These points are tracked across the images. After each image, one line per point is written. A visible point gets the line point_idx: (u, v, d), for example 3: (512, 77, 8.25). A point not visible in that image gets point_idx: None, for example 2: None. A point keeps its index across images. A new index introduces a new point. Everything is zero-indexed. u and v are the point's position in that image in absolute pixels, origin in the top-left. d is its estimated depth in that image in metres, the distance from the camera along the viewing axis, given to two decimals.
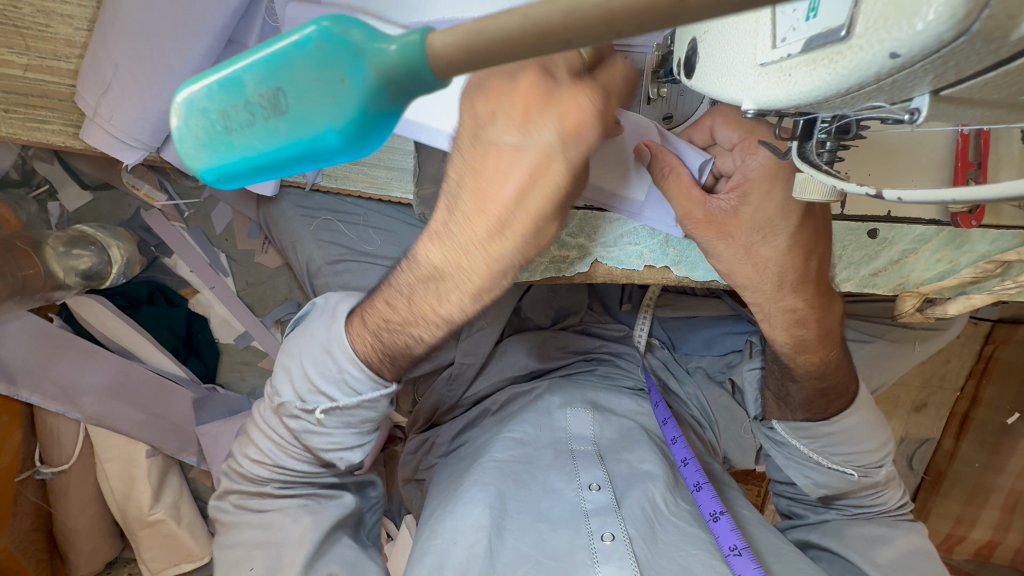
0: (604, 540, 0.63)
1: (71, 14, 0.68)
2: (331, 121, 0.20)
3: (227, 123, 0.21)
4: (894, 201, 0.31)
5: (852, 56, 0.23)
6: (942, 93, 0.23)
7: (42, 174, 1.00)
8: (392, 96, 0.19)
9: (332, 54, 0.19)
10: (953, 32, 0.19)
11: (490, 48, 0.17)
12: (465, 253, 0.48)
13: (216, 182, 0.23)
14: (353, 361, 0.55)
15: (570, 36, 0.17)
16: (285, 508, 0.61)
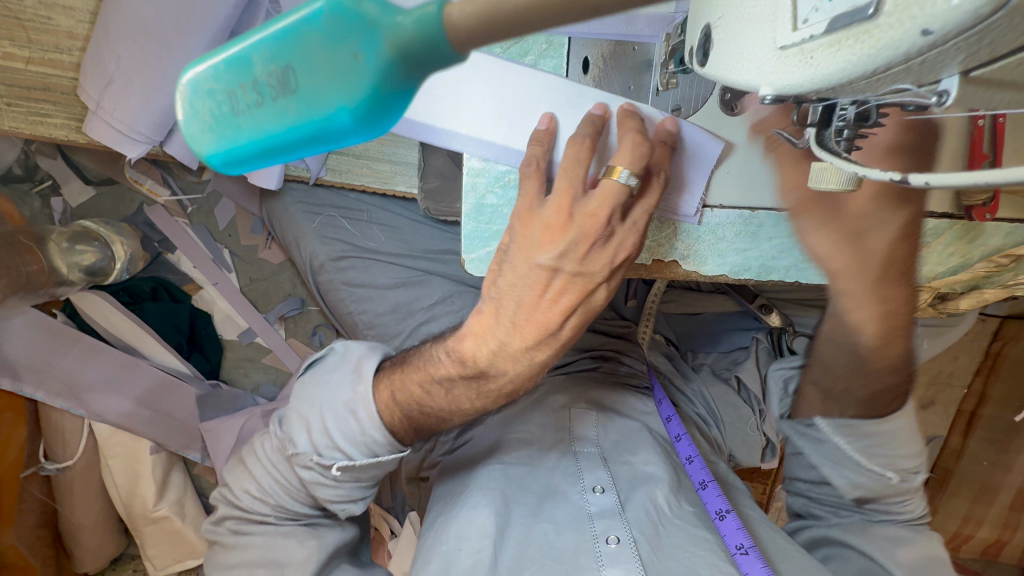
0: (609, 543, 0.63)
1: (73, 7, 0.67)
2: (341, 98, 0.19)
3: (235, 105, 0.20)
4: (919, 185, 0.30)
5: (880, 35, 0.22)
6: (971, 74, 0.23)
7: (45, 169, 1.00)
8: (408, 73, 0.19)
9: (345, 29, 0.18)
10: (989, 6, 0.19)
11: (510, 12, 0.17)
12: (501, 352, 0.54)
13: (221, 168, 0.22)
14: (375, 426, 0.59)
15: (594, 4, 0.17)
16: (286, 530, 0.65)
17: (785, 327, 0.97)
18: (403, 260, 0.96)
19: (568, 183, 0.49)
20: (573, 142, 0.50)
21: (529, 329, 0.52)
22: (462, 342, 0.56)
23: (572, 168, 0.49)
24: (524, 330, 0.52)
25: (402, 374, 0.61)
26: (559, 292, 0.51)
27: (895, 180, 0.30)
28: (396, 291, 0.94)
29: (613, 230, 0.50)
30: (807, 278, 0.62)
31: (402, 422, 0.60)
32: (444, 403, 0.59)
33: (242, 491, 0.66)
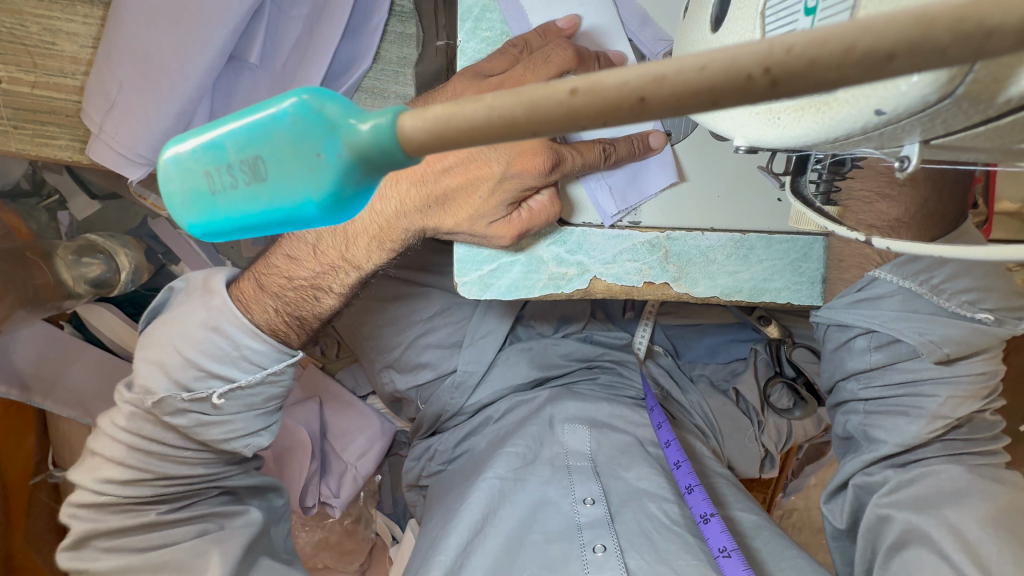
0: (596, 551, 0.65)
1: (76, 32, 0.70)
2: (308, 190, 0.19)
3: (212, 185, 0.20)
4: (882, 249, 0.34)
5: (838, 108, 0.22)
6: (931, 142, 0.23)
7: (52, 184, 1.01)
8: (366, 174, 0.19)
9: (308, 130, 0.19)
10: (936, 94, 0.19)
11: (456, 133, 0.17)
12: (384, 198, 0.59)
13: (201, 237, 0.23)
14: (252, 335, 0.62)
15: (535, 128, 0.17)
16: (180, 542, 0.63)
17: (783, 338, 0.95)
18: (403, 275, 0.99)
19: (522, 71, 0.56)
20: (557, 48, 0.54)
21: (410, 178, 0.58)
22: None
23: (536, 66, 0.55)
24: (407, 189, 0.58)
25: (279, 244, 0.65)
26: (455, 160, 0.56)
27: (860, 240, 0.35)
28: (396, 304, 0.98)
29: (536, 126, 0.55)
30: (799, 298, 0.62)
31: (270, 303, 0.64)
32: (312, 274, 0.64)
33: (109, 493, 0.63)
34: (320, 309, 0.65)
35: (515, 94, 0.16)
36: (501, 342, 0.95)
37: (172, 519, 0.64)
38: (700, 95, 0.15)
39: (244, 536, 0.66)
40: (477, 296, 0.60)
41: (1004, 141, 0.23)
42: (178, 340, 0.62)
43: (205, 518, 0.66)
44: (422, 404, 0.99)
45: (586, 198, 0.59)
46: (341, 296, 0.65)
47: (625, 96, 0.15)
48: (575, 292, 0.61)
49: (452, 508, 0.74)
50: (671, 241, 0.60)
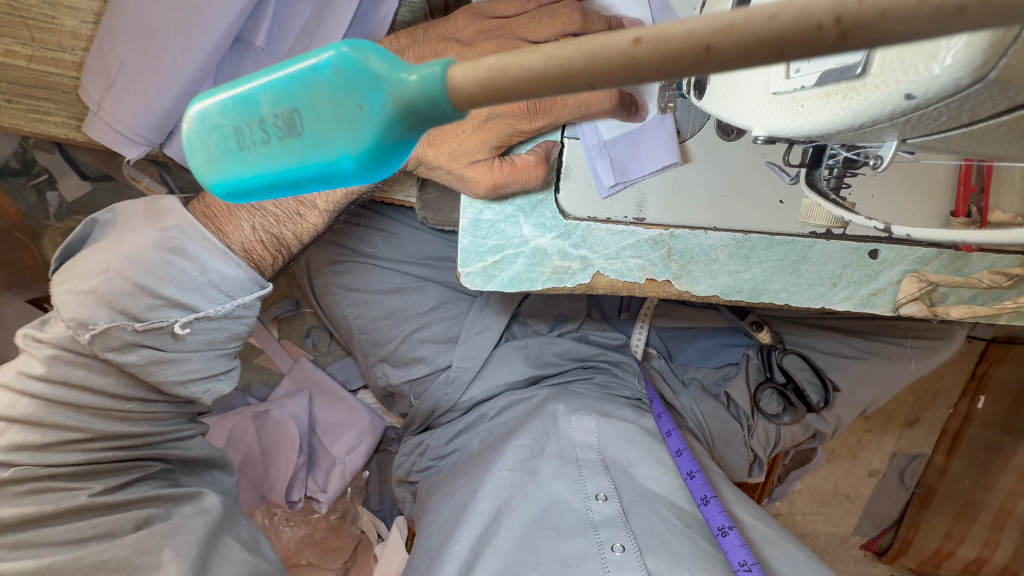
0: (615, 551, 0.63)
1: (77, 6, 0.68)
2: (347, 144, 0.19)
3: (241, 140, 0.20)
4: (903, 235, 0.45)
5: (867, 93, 0.23)
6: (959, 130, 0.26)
7: (42, 163, 0.98)
8: (410, 128, 0.19)
9: (351, 80, 0.18)
10: (968, 78, 0.20)
11: (512, 84, 0.17)
12: None
13: (224, 197, 0.22)
14: (222, 258, 0.61)
15: (593, 81, 0.17)
16: (125, 540, 0.60)
17: (776, 344, 0.98)
18: (401, 266, 0.98)
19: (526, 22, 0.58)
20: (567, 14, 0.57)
21: None
22: None
23: (542, 21, 0.58)
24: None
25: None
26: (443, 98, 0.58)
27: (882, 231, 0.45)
28: (391, 296, 0.96)
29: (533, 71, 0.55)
30: (795, 299, 0.63)
31: (245, 220, 0.63)
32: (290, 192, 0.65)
33: (21, 464, 0.59)
34: (300, 229, 0.67)
35: (573, 44, 0.16)
36: (498, 338, 0.95)
37: (107, 504, 0.62)
38: (770, 45, 0.16)
39: (199, 524, 0.64)
40: (480, 287, 0.60)
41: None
42: (124, 265, 0.57)
43: (153, 503, 0.65)
44: (415, 399, 0.98)
45: (586, 167, 0.59)
46: (324, 212, 0.65)
47: (692, 44, 0.16)
48: (577, 286, 0.61)
49: (461, 504, 0.74)
50: (675, 238, 0.60)
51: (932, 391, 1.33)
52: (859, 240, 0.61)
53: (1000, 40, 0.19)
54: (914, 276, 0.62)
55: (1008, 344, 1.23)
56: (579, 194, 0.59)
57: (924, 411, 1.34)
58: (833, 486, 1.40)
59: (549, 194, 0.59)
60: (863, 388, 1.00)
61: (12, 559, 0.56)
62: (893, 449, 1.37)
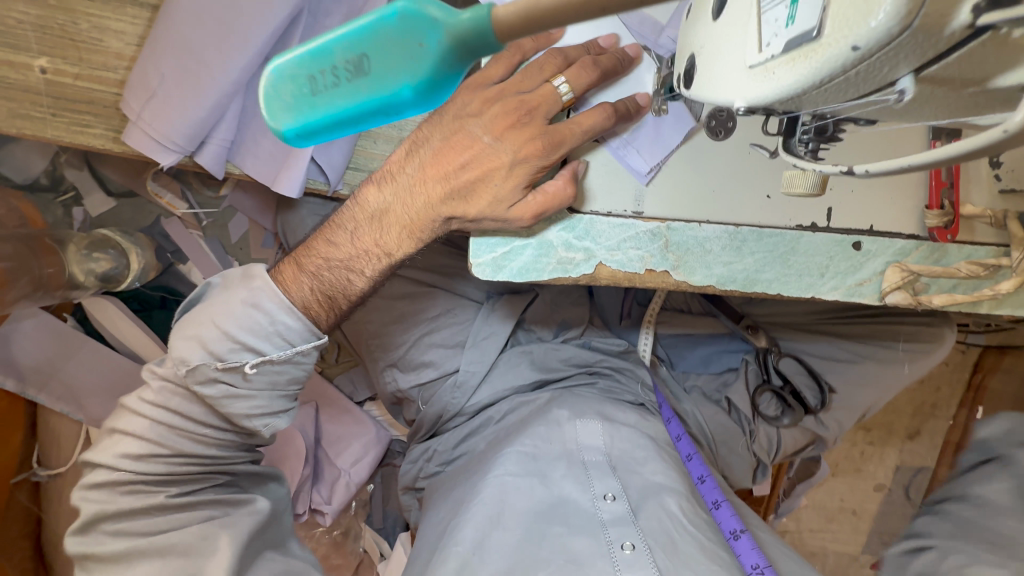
0: (625, 550, 0.64)
1: (124, 31, 0.75)
2: (407, 78, 0.26)
3: (315, 86, 0.28)
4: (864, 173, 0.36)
5: (823, 51, 0.28)
6: (920, 74, 0.28)
7: (70, 181, 1.05)
8: (461, 58, 0.26)
9: (414, 24, 0.25)
10: (899, 26, 0.25)
11: (538, 14, 0.23)
12: (409, 192, 0.64)
13: (293, 139, 0.30)
14: (289, 312, 0.61)
15: (606, 5, 0.22)
16: (189, 528, 0.62)
17: (771, 346, 1.02)
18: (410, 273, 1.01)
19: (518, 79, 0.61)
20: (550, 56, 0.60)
21: (433, 175, 0.63)
22: (368, 193, 0.66)
23: (531, 73, 0.61)
24: (431, 185, 0.63)
25: (319, 230, 0.67)
26: (464, 161, 0.62)
27: (843, 173, 0.37)
28: (401, 303, 1.00)
29: (535, 114, 0.60)
30: (788, 290, 0.67)
31: (307, 282, 0.65)
32: (346, 262, 0.65)
33: (123, 471, 0.61)
34: (352, 290, 0.67)
35: None
36: (503, 344, 0.98)
37: (183, 501, 0.63)
38: None
39: (250, 523, 0.64)
40: (490, 277, 0.64)
41: (973, 73, 0.28)
42: (216, 313, 0.60)
43: (212, 503, 0.65)
44: (423, 405, 1.00)
45: (620, 164, 0.64)
46: (371, 280, 0.67)
47: None
48: (582, 276, 0.65)
49: (464, 501, 0.74)
50: (672, 231, 0.65)
51: (930, 403, 1.35)
52: (843, 233, 0.66)
53: None
54: (896, 265, 0.66)
55: (1002, 352, 1.25)
56: (584, 192, 0.64)
57: (924, 423, 1.36)
58: (839, 501, 1.39)
59: (569, 214, 0.64)
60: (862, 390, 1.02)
61: (111, 543, 0.60)
62: (897, 462, 1.38)
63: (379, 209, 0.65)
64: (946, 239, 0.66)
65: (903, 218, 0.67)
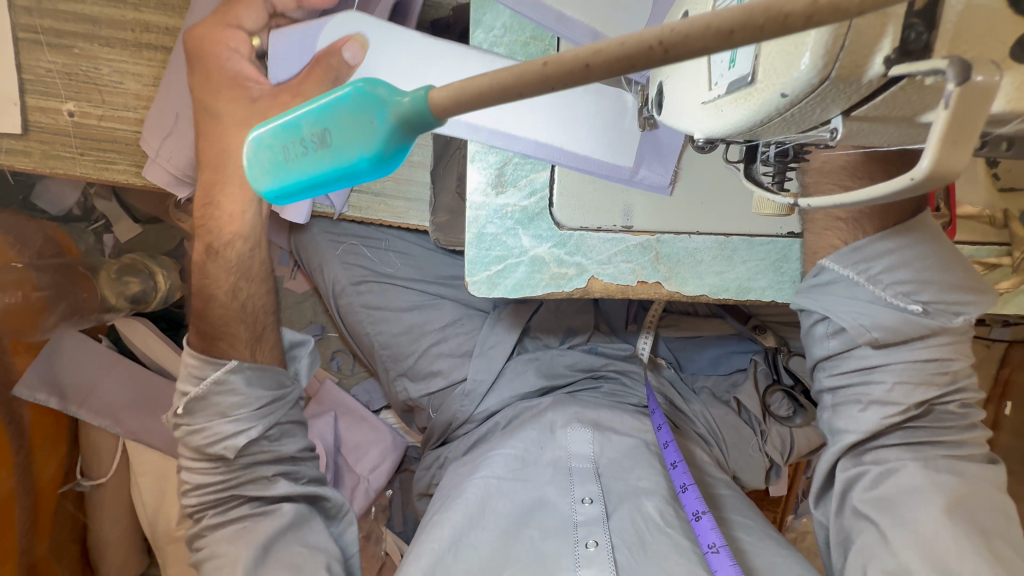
0: (588, 546, 0.66)
1: (141, 73, 0.80)
2: (363, 151, 0.28)
3: (286, 155, 0.31)
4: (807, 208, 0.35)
5: (757, 96, 0.29)
6: (851, 114, 0.30)
7: (100, 210, 1.13)
8: (405, 133, 0.28)
9: (366, 105, 0.28)
10: (818, 76, 0.26)
11: (469, 95, 0.25)
12: (234, 256, 0.77)
13: (272, 200, 0.32)
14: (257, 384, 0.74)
15: (522, 90, 0.25)
16: (224, 535, 0.70)
17: (779, 346, 1.03)
18: (417, 285, 1.04)
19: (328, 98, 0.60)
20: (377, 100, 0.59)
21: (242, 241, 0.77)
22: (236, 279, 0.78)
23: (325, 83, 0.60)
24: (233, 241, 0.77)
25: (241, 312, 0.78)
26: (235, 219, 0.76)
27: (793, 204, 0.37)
28: (410, 314, 1.03)
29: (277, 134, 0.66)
30: (782, 296, 0.67)
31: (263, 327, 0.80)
32: (229, 281, 0.77)
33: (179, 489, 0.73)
34: (238, 334, 0.76)
35: (506, 70, 0.25)
36: (509, 352, 1.00)
37: (217, 521, 0.72)
38: (623, 64, 0.23)
39: (272, 525, 0.70)
40: (485, 294, 0.66)
41: (900, 111, 0.29)
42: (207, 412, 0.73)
43: (246, 516, 0.72)
44: (434, 413, 1.03)
45: (614, 181, 0.65)
46: (247, 321, 0.77)
47: (577, 63, 0.24)
48: (575, 290, 0.67)
49: (451, 495, 0.76)
50: (662, 243, 0.66)
51: None
52: None
53: (833, 43, 0.26)
54: None
55: None
56: (571, 208, 0.66)
57: None
58: None
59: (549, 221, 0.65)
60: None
61: None
62: None
63: (238, 213, 0.76)
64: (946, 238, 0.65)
65: None
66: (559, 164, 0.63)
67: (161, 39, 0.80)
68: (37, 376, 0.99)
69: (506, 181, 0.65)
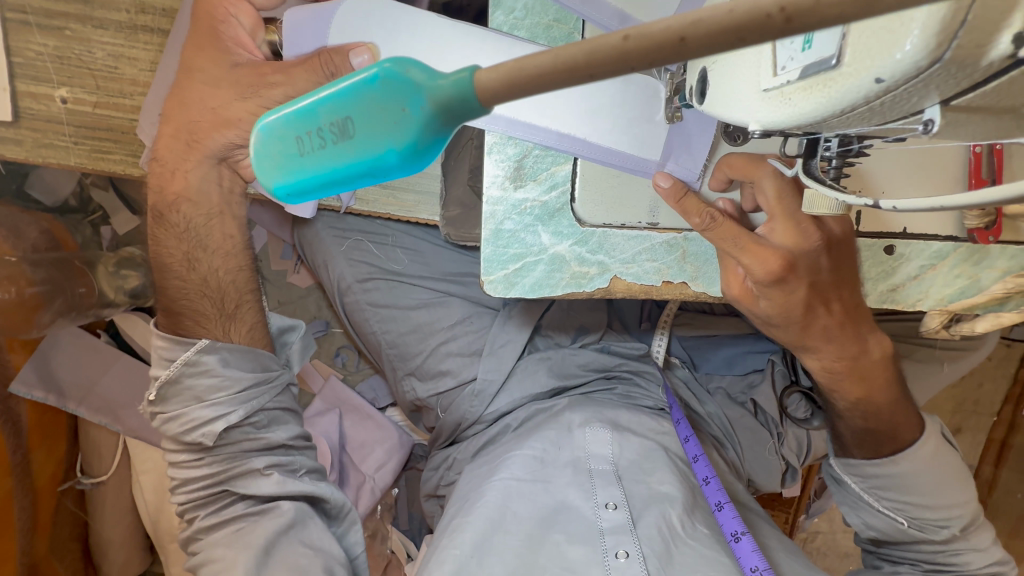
0: (618, 557, 0.63)
1: (137, 57, 0.76)
2: (392, 142, 0.25)
3: (302, 147, 0.27)
4: (891, 209, 0.34)
5: (842, 82, 0.27)
6: (951, 104, 0.28)
7: (97, 201, 1.09)
8: (444, 122, 0.25)
9: (397, 90, 0.24)
10: (927, 59, 0.24)
11: (527, 77, 0.22)
12: (189, 229, 0.69)
13: (285, 197, 0.29)
14: (237, 366, 0.68)
15: (592, 71, 0.21)
16: (219, 538, 0.67)
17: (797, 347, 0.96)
18: (425, 282, 1.01)
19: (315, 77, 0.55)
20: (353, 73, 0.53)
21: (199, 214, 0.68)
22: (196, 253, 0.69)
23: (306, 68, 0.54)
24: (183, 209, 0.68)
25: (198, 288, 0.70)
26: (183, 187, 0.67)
27: (869, 205, 0.34)
28: (418, 312, 0.99)
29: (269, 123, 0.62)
30: None
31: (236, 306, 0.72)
32: (182, 250, 0.69)
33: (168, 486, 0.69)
34: (200, 313, 0.69)
35: (576, 45, 0.21)
36: (521, 351, 0.97)
37: (210, 523, 0.68)
38: (731, 33, 0.20)
39: (270, 527, 0.66)
40: (502, 294, 0.63)
41: (1006, 101, 0.28)
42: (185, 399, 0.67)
43: (240, 517, 0.68)
44: (442, 413, 1.01)
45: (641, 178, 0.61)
46: (206, 300, 0.69)
47: (669, 35, 0.20)
48: (595, 291, 0.63)
49: (468, 499, 0.74)
50: (689, 242, 0.63)
51: (972, 399, 1.26)
52: (874, 237, 0.64)
53: (949, 22, 0.23)
54: (931, 270, 0.63)
55: None
56: (594, 205, 0.62)
57: (964, 420, 1.27)
58: None
59: (568, 208, 0.62)
60: (945, 490, 0.71)
61: None
62: None
63: (184, 173, 0.66)
64: (987, 240, 0.62)
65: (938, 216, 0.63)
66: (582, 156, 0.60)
67: (157, 20, 0.76)
68: (33, 373, 0.96)
69: (525, 174, 0.61)
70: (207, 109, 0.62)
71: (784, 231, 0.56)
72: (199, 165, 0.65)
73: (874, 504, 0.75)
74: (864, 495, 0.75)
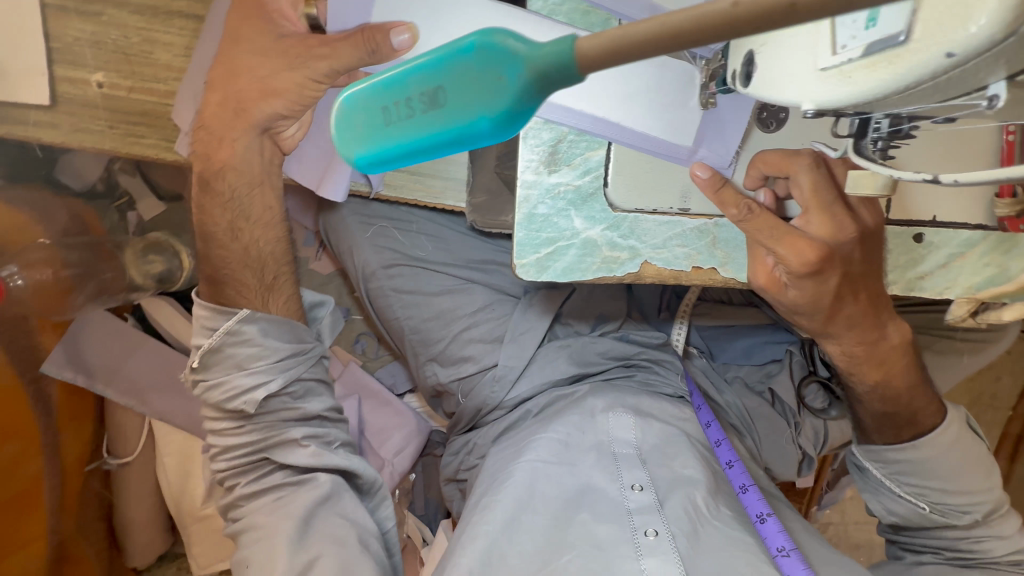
0: (648, 535, 0.64)
1: (172, 43, 0.77)
2: (484, 109, 0.29)
3: (389, 117, 0.32)
4: (949, 183, 0.38)
5: (910, 57, 0.30)
6: (1014, 81, 0.31)
7: (124, 186, 1.10)
8: (539, 90, 0.28)
9: (494, 59, 0.28)
10: (1000, 33, 0.27)
11: (627, 45, 0.25)
12: (232, 200, 0.70)
13: (367, 164, 0.34)
14: (276, 337, 0.71)
15: (696, 38, 0.24)
16: (258, 508, 0.69)
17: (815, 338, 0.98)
18: (447, 269, 1.02)
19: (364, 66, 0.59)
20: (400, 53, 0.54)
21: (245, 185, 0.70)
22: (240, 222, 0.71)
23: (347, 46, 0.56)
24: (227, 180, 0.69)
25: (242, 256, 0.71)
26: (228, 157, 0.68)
27: (928, 180, 0.38)
28: (440, 299, 1.01)
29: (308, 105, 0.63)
30: None
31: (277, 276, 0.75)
32: (227, 220, 0.70)
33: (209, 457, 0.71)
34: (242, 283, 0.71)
35: (681, 13, 0.23)
36: (542, 338, 0.98)
37: (248, 493, 0.70)
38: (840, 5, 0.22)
39: (309, 498, 0.68)
40: (534, 277, 0.63)
41: None
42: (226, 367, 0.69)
43: (277, 488, 0.70)
44: (463, 398, 1.02)
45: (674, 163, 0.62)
46: (249, 270, 0.72)
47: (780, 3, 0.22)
48: (626, 275, 0.64)
49: (498, 476, 0.75)
50: (720, 228, 0.64)
51: (987, 393, 1.26)
52: (903, 225, 0.64)
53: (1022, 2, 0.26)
54: (959, 258, 0.64)
55: None
56: (626, 189, 0.63)
57: (979, 414, 1.27)
58: None
59: (601, 192, 0.63)
60: (966, 476, 0.72)
61: None
62: None
63: (230, 141, 0.67)
64: (1018, 229, 0.62)
65: (968, 208, 0.64)
66: (617, 142, 0.60)
67: (192, 6, 0.77)
68: (63, 354, 0.97)
69: (559, 159, 0.62)
70: (250, 93, 0.63)
71: (820, 224, 0.58)
72: (244, 133, 0.66)
73: (898, 490, 0.76)
74: (886, 481, 0.76)
